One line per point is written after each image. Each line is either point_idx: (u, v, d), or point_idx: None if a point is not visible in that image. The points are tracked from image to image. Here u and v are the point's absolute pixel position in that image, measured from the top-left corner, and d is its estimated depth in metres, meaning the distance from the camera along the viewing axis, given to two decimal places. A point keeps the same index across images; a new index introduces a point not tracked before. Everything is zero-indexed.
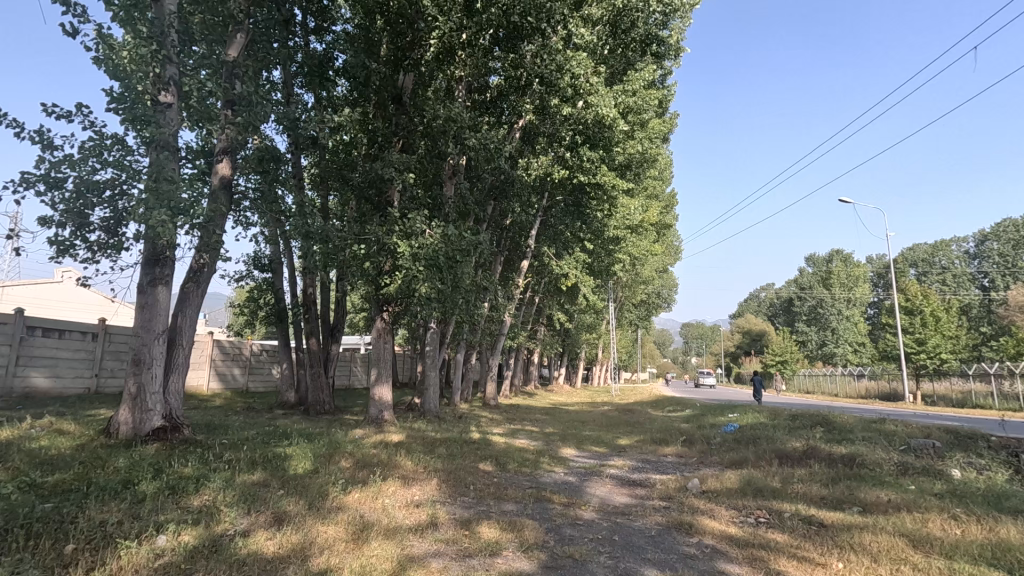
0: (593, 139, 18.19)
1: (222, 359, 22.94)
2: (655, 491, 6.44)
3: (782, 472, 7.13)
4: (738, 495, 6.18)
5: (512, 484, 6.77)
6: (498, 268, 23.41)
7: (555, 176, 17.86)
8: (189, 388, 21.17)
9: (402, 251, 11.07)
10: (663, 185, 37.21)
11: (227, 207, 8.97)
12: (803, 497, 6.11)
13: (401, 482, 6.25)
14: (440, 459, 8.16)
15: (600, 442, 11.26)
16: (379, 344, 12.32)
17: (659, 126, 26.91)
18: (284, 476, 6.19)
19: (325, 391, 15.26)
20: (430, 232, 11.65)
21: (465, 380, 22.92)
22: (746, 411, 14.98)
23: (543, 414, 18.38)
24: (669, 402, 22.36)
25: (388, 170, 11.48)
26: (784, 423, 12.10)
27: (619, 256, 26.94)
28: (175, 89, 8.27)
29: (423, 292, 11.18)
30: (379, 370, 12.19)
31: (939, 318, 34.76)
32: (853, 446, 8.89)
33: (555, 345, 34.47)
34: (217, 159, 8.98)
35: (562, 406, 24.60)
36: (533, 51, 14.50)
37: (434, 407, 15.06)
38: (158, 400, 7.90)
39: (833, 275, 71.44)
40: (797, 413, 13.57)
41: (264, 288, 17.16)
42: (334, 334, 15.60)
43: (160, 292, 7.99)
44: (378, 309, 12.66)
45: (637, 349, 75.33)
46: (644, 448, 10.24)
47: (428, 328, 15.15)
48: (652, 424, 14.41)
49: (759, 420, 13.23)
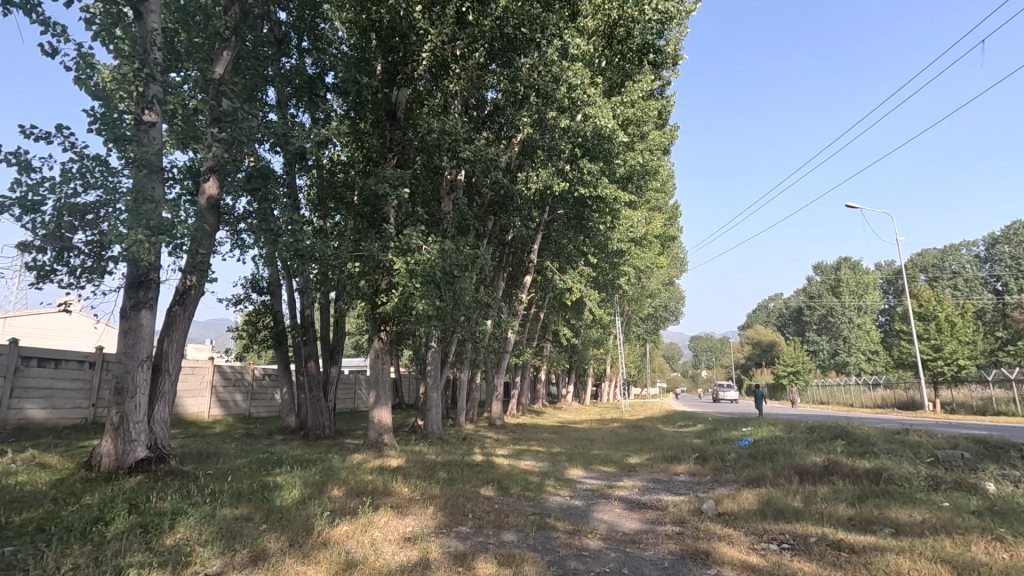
0: (592, 151, 18.12)
1: (223, 385, 22.61)
2: (667, 515, 5.98)
3: (803, 490, 6.66)
4: (758, 517, 5.71)
5: (514, 511, 6.32)
6: (501, 284, 23.11)
7: (555, 189, 17.61)
8: (190, 416, 20.82)
9: (398, 268, 10.78)
10: (666, 197, 36.95)
11: (214, 227, 8.72)
12: (829, 517, 5.63)
13: (394, 512, 5.83)
14: (439, 484, 7.73)
15: (609, 461, 10.75)
16: (377, 365, 11.88)
17: (659, 137, 26.77)
18: (268, 508, 5.78)
19: (325, 416, 14.84)
20: (427, 248, 11.33)
21: (471, 400, 22.45)
22: (761, 425, 14.45)
23: (551, 433, 17.86)
24: (681, 417, 21.74)
25: (382, 186, 11.21)
26: (802, 436, 11.59)
27: (624, 269, 26.61)
28: (159, 108, 8.10)
29: (420, 309, 10.82)
30: (379, 392, 11.77)
31: (954, 323, 34.05)
32: (878, 460, 8.38)
33: (562, 361, 33.92)
34: (204, 177, 8.86)
35: (571, 424, 24.02)
36: (529, 63, 14.33)
37: (437, 428, 14.58)
38: (142, 430, 7.57)
39: (842, 283, 70.67)
40: (814, 425, 13.05)
41: (262, 311, 16.90)
42: (334, 356, 15.23)
43: (143, 317, 7.70)
44: (376, 329, 12.13)
45: (646, 364, 74.42)
46: (654, 467, 9.74)
47: (429, 347, 14.77)
48: (663, 441, 13.90)
49: (774, 434, 12.73)
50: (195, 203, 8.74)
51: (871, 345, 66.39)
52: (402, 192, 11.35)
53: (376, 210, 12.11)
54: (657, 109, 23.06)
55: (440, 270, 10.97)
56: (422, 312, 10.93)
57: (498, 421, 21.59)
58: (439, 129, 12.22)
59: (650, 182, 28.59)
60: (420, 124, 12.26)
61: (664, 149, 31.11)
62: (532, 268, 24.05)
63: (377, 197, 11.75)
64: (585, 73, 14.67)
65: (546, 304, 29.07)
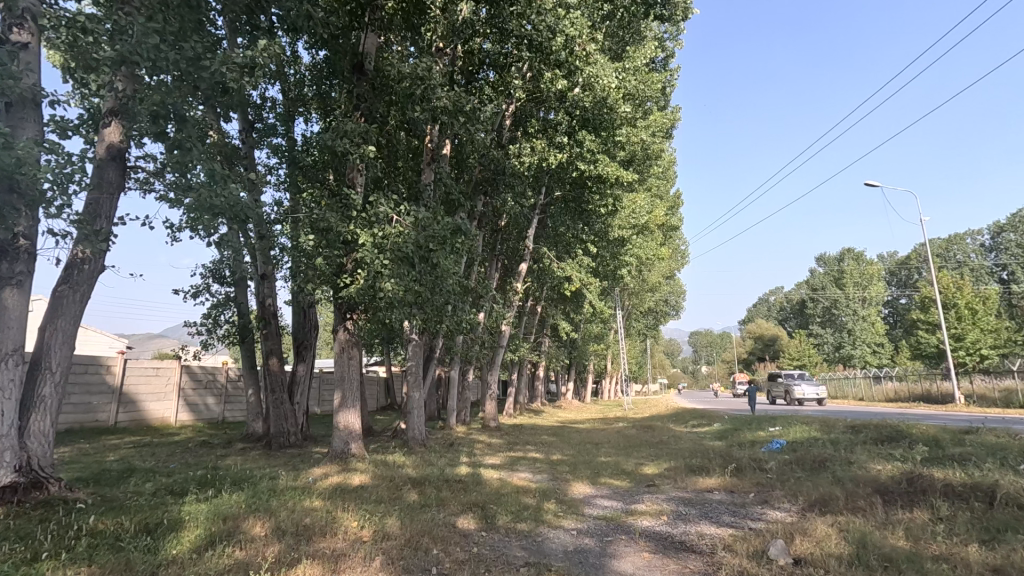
0: (594, 121, 16.00)
1: (193, 387, 20.70)
2: (721, 567, 4.11)
3: (901, 523, 4.81)
4: (858, 569, 3.86)
5: (498, 560, 4.45)
6: (495, 273, 21.32)
7: (552, 162, 15.75)
8: (154, 421, 18.91)
9: (362, 241, 8.95)
10: (667, 185, 35.23)
11: (116, 185, 6.76)
12: (964, 570, 3.79)
13: (320, 569, 3.97)
14: (404, 515, 5.87)
15: (623, 473, 8.84)
16: (340, 361, 9.92)
17: (661, 117, 25.11)
18: (134, 568, 3.88)
19: (291, 420, 12.82)
20: (398, 219, 9.54)
21: (463, 400, 20.57)
22: (791, 424, 12.66)
23: (551, 436, 16.07)
24: (693, 415, 19.94)
25: (342, 143, 9.24)
26: (848, 439, 9.79)
27: (626, 259, 24.98)
28: (34, 27, 6.16)
29: (388, 290, 8.91)
30: (343, 393, 9.83)
31: (974, 311, 32.39)
32: (969, 470, 6.53)
33: (562, 357, 32.03)
34: (104, 122, 6.76)
35: (572, 424, 22.27)
36: (519, 12, 12.44)
37: (420, 433, 12.70)
38: (7, 447, 5.67)
39: (846, 274, 68.83)
40: (856, 423, 11.26)
41: (224, 303, 15.05)
42: (302, 353, 13.33)
43: (9, 296, 5.79)
44: (340, 318, 10.07)
45: (647, 359, 72.39)
46: (682, 480, 7.89)
47: (409, 340, 12.86)
48: (680, 445, 12.12)
49: (811, 436, 10.96)
50: (93, 153, 6.75)
51: (877, 337, 65.00)
52: (365, 150, 9.41)
53: (340, 174, 10.22)
54: (659, 83, 21.40)
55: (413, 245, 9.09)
56: (393, 293, 9.03)
57: (492, 422, 19.74)
58: (411, 75, 10.31)
59: (652, 165, 26.73)
60: (388, 71, 10.30)
61: (666, 132, 29.41)
62: (528, 255, 22.10)
63: (340, 158, 9.87)
64: (584, 22, 12.87)
65: (542, 295, 27.16)
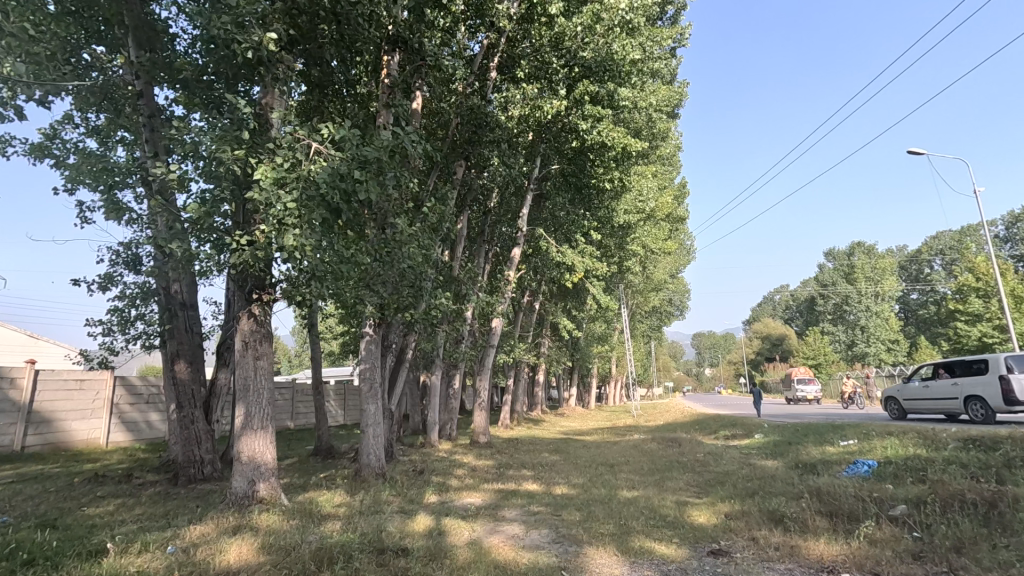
0: (598, 70, 13.90)
1: (131, 403, 17.58)
2: None
3: None
4: None
5: None
6: (482, 261, 18.29)
7: (547, 109, 13.16)
8: (78, 444, 15.75)
9: (258, 179, 5.71)
10: (674, 171, 32.32)
11: None
12: None
13: None
14: None
15: (665, 526, 5.68)
16: (242, 363, 6.85)
17: (671, 89, 22.20)
18: None
19: (208, 445, 9.61)
20: (319, 149, 6.31)
21: (447, 411, 17.29)
22: (871, 436, 9.54)
23: (552, 455, 12.90)
24: (720, 424, 16.83)
25: (221, 22, 5.91)
26: (992, 464, 6.69)
27: (633, 247, 21.98)
28: None
29: (292, 247, 5.69)
30: (247, 407, 6.75)
31: (1020, 299, 29.14)
32: None
33: (562, 359, 28.78)
34: None
35: (576, 436, 19.17)
36: None
37: (376, 460, 9.45)
38: None
39: (856, 269, 65.48)
40: (976, 437, 8.12)
41: (132, 295, 11.81)
42: (224, 356, 10.15)
43: None
44: (244, 300, 6.96)
45: (651, 359, 68.89)
46: (775, 544, 4.75)
47: (362, 335, 9.67)
48: (727, 469, 9.01)
49: (916, 455, 7.84)
50: None
51: (892, 334, 61.71)
52: (263, 37, 6.01)
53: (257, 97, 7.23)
54: (667, 41, 18.49)
55: (329, 179, 5.96)
56: (306, 253, 5.92)
57: (482, 437, 16.48)
58: None
59: (659, 143, 23.66)
60: None
61: (674, 108, 26.53)
62: (521, 240, 18.89)
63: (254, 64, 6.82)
64: None
65: (538, 288, 23.96)
